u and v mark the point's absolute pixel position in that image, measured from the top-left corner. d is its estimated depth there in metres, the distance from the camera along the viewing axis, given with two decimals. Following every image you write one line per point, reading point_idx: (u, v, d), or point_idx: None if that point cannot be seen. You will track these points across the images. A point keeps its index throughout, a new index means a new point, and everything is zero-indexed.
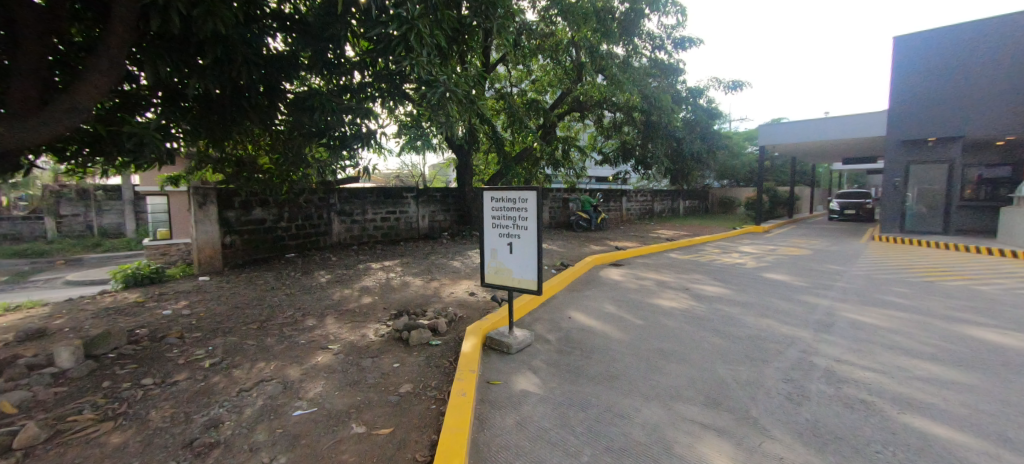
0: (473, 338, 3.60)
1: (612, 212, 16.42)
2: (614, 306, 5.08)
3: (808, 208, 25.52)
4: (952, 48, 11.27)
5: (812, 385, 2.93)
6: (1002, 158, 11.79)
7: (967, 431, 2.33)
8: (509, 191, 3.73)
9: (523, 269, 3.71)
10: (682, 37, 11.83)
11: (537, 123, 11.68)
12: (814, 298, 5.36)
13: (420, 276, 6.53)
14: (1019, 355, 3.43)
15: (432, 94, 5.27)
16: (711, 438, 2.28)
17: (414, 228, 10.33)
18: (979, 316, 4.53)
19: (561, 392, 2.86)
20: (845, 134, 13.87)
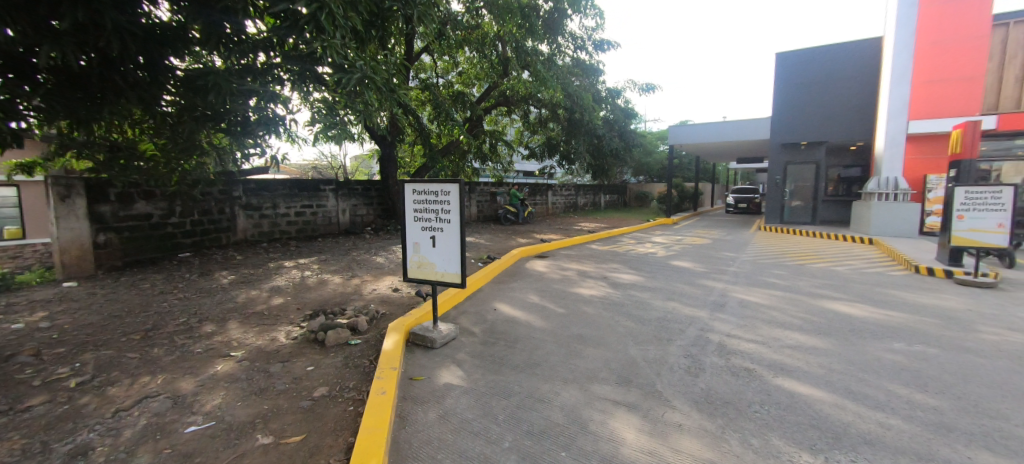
0: (395, 335, 3.50)
1: (538, 206, 16.89)
2: (537, 296, 5.26)
3: (709, 202, 28.51)
4: (819, 66, 13.27)
5: (707, 358, 3.29)
6: (855, 160, 14.12)
7: (823, 388, 2.78)
8: (431, 184, 3.66)
9: (446, 262, 3.68)
10: (602, 39, 12.43)
11: (464, 116, 11.56)
12: (712, 282, 6.00)
13: (340, 273, 6.16)
14: (860, 323, 4.17)
15: (347, 79, 5.01)
16: (621, 413, 2.47)
17: (333, 223, 9.70)
18: (836, 292, 5.42)
19: (484, 382, 2.89)
20: (738, 137, 15.65)
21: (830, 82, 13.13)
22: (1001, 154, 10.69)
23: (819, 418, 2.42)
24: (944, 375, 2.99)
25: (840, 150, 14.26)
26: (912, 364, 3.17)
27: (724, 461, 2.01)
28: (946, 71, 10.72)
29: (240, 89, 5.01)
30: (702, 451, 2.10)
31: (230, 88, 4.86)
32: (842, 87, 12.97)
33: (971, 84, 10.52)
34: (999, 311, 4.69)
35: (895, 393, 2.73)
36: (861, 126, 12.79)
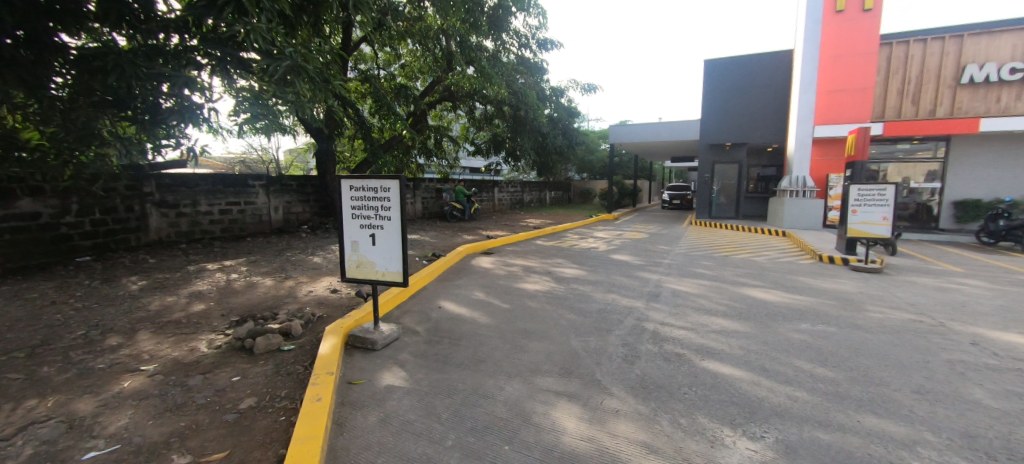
0: (333, 338, 3.34)
1: (485, 203, 16.87)
2: (482, 293, 5.26)
3: (647, 199, 30.16)
4: (741, 74, 14.45)
5: (643, 346, 3.47)
6: (771, 161, 15.59)
7: (742, 368, 3.05)
8: (369, 180, 3.52)
9: (387, 261, 3.56)
10: (546, 38, 12.63)
11: (407, 110, 11.24)
12: (648, 274, 6.35)
13: (271, 275, 5.76)
14: (774, 307, 4.62)
15: (276, 67, 4.68)
16: (562, 403, 2.54)
17: (264, 222, 9.01)
18: (755, 280, 5.97)
19: (428, 382, 2.84)
20: (672, 137, 16.64)
21: (750, 89, 14.38)
22: (886, 157, 12.47)
23: (738, 395, 2.65)
24: (840, 351, 3.39)
25: (760, 152, 15.68)
26: (815, 342, 3.58)
27: (656, 442, 2.14)
28: (844, 83, 12.11)
29: (149, 73, 4.46)
30: (637, 433, 2.22)
31: (135, 72, 4.35)
32: (760, 93, 14.26)
33: (863, 94, 11.97)
34: (883, 292, 5.42)
35: (802, 368, 3.06)
36: (775, 130, 14.11)
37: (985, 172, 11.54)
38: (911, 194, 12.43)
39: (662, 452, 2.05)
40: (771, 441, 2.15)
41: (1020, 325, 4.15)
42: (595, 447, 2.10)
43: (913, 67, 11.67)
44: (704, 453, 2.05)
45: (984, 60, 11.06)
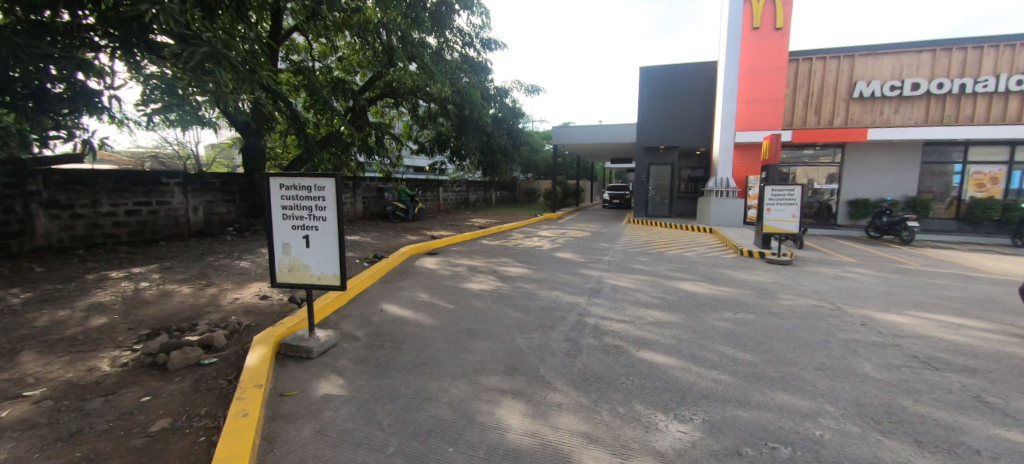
0: (261, 348, 3.10)
1: (430, 202, 16.53)
2: (427, 294, 5.15)
3: (589, 198, 31.30)
4: (672, 82, 15.46)
5: (585, 340, 3.59)
6: (700, 163, 16.80)
7: (674, 356, 3.26)
8: (302, 178, 3.30)
9: (322, 263, 3.38)
10: (490, 38, 12.63)
11: (345, 106, 10.72)
12: (589, 271, 6.59)
13: (189, 282, 5.23)
14: (703, 298, 4.98)
15: (192, 53, 4.36)
16: (507, 401, 2.56)
17: (181, 224, 8.15)
18: (687, 274, 6.39)
19: (368, 389, 2.73)
20: (611, 139, 17.40)
21: (680, 96, 15.40)
22: (795, 162, 13.95)
23: (670, 382, 2.82)
24: (758, 335, 3.74)
25: (690, 155, 16.85)
26: (736, 329, 3.92)
27: (596, 431, 2.22)
28: (758, 93, 13.39)
29: (32, 54, 3.89)
30: (579, 425, 2.29)
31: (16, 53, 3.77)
32: (689, 100, 15.34)
33: (773, 104, 13.32)
34: (792, 282, 6.06)
35: (725, 353, 3.33)
36: (702, 135, 15.27)
37: (872, 175, 13.26)
38: (815, 194, 14.00)
39: (601, 441, 2.14)
40: (699, 422, 2.32)
41: (898, 306, 4.83)
42: (539, 442, 2.13)
43: (816, 82, 13.11)
44: (640, 438, 2.16)
45: (871, 77, 12.70)
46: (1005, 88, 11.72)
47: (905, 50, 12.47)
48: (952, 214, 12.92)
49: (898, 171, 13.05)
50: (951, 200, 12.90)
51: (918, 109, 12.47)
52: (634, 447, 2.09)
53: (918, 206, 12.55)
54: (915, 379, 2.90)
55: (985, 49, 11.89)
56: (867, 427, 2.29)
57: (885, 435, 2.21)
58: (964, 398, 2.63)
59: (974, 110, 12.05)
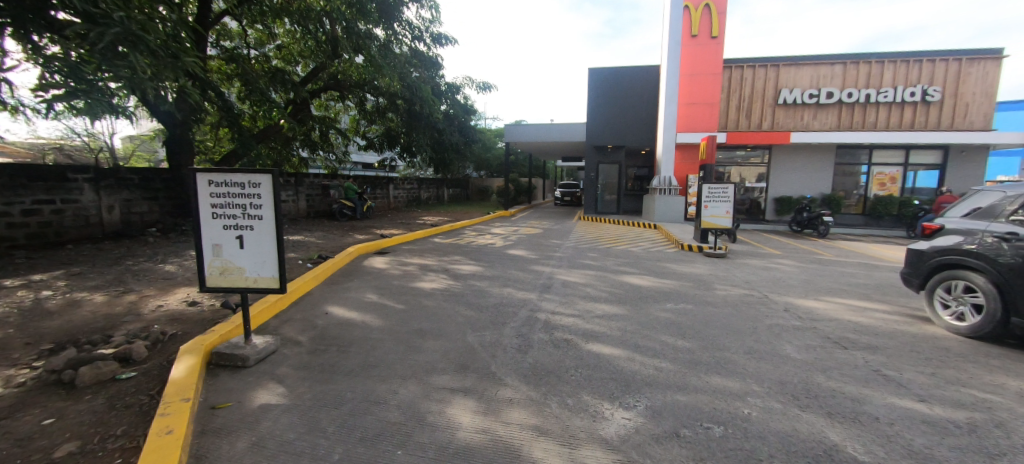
0: (189, 359, 2.86)
1: (379, 200, 15.99)
2: (375, 295, 5.00)
3: (542, 196, 31.79)
4: (619, 83, 16.04)
5: (536, 335, 3.66)
6: (645, 162, 17.60)
7: (621, 347, 3.40)
8: (233, 173, 3.07)
9: (258, 265, 3.18)
10: (440, 33, 12.41)
11: (286, 98, 10.09)
12: (541, 267, 6.69)
13: (103, 289, 4.70)
14: (647, 291, 5.23)
15: (100, 33, 3.95)
16: (458, 400, 2.54)
17: (92, 225, 7.28)
18: (634, 269, 6.68)
19: (311, 396, 2.61)
20: (562, 138, 17.76)
21: (626, 97, 16.03)
22: (729, 162, 15.01)
23: (617, 372, 2.94)
24: (696, 324, 3.99)
25: (636, 154, 17.59)
26: (677, 319, 4.16)
27: (545, 424, 2.27)
28: (696, 97, 14.25)
29: None
30: (529, 419, 2.33)
31: None
32: (634, 102, 16.00)
33: (709, 107, 14.23)
34: (727, 273, 6.52)
35: (666, 342, 3.52)
36: (646, 135, 16.01)
37: (794, 174, 14.54)
38: (747, 192, 15.13)
39: (549, 432, 2.19)
40: (642, 408, 2.44)
41: (815, 293, 5.35)
42: (489, 438, 2.15)
43: (747, 88, 14.19)
44: (588, 427, 2.24)
45: (793, 86, 13.94)
46: (901, 99, 13.28)
47: (822, 62, 13.76)
48: (860, 210, 14.49)
49: (815, 172, 14.41)
50: (859, 198, 14.45)
51: (832, 115, 13.84)
52: (582, 436, 2.15)
53: (832, 203, 13.94)
54: (828, 358, 3.23)
55: (885, 63, 13.41)
56: (788, 403, 2.51)
57: (803, 409, 2.44)
58: (867, 373, 2.97)
59: (877, 118, 13.60)
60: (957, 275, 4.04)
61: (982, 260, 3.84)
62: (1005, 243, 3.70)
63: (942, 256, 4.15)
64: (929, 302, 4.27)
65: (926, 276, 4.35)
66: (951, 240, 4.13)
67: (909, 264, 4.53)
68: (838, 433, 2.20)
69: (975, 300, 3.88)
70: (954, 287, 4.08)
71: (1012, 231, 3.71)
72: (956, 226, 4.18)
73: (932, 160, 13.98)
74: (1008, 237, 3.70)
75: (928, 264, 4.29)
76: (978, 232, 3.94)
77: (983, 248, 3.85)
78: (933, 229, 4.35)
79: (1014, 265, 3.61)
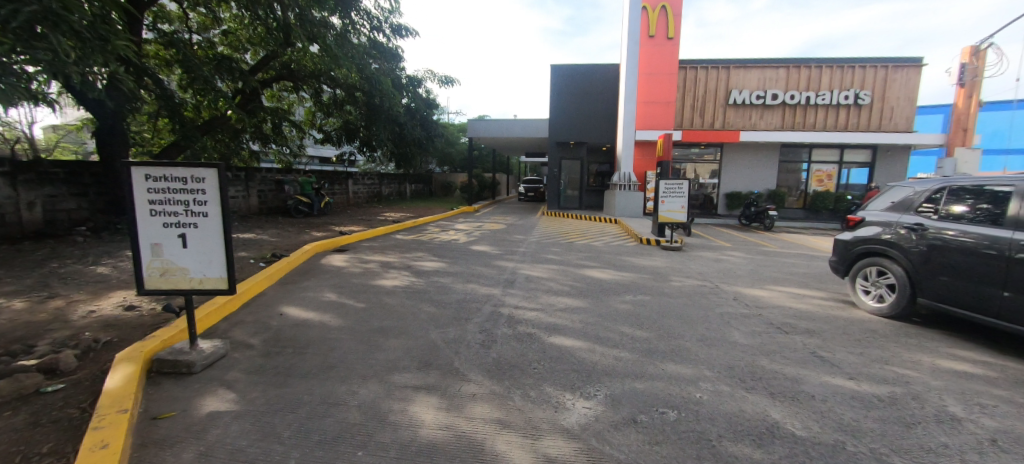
0: (126, 367, 2.66)
1: (338, 196, 15.43)
2: (334, 293, 4.84)
3: (506, 191, 31.86)
4: (580, 80, 16.30)
5: (499, 330, 3.68)
6: (606, 159, 18.03)
7: (582, 339, 3.48)
8: (174, 167, 2.87)
9: (203, 265, 2.99)
10: (400, 24, 12.08)
11: (233, 87, 9.48)
12: (505, 263, 6.73)
13: (23, 295, 4.25)
14: (607, 284, 5.38)
15: (14, 9, 3.55)
16: (421, 397, 2.52)
17: (7, 224, 6.56)
18: (595, 263, 6.85)
19: (265, 400, 2.50)
20: (525, 133, 17.85)
21: (588, 94, 16.33)
22: (684, 159, 15.67)
23: (577, 363, 3.01)
24: (653, 315, 4.15)
25: (597, 151, 17.98)
26: (635, 310, 4.32)
27: (509, 417, 2.30)
28: (654, 96, 14.72)
29: None
30: (492, 412, 2.35)
31: None
32: (595, 99, 16.33)
33: (665, 105, 14.76)
34: (682, 266, 6.83)
35: (625, 333, 3.65)
36: (607, 132, 16.38)
37: (743, 171, 15.38)
38: (700, 188, 15.86)
39: (513, 425, 2.22)
40: (601, 397, 2.52)
41: (761, 282, 5.72)
42: (452, 434, 2.14)
43: (700, 88, 14.85)
44: (550, 418, 2.29)
45: (742, 87, 14.71)
46: (837, 101, 14.34)
47: (767, 65, 14.59)
48: (801, 204, 15.55)
49: (762, 168, 15.31)
50: (800, 193, 15.50)
51: (777, 116, 14.74)
52: (545, 427, 2.20)
53: (777, 198, 14.86)
54: (771, 342, 3.47)
55: (824, 68, 14.42)
56: (736, 386, 2.67)
57: (749, 391, 2.61)
58: (804, 355, 3.21)
59: (816, 119, 14.62)
60: (878, 261, 4.43)
61: (900, 250, 4.21)
62: (913, 234, 4.10)
63: (868, 244, 4.52)
64: (851, 282, 4.71)
65: (851, 260, 4.76)
66: (871, 230, 4.53)
67: (838, 250, 4.92)
68: (779, 411, 2.37)
69: (891, 284, 4.31)
70: (875, 272, 4.49)
71: (919, 223, 4.12)
72: (875, 218, 4.60)
73: (863, 158, 15.16)
74: (915, 228, 4.11)
75: (855, 250, 4.67)
76: (892, 224, 4.34)
77: (897, 239, 4.24)
78: (856, 220, 4.77)
79: (919, 253, 4.02)
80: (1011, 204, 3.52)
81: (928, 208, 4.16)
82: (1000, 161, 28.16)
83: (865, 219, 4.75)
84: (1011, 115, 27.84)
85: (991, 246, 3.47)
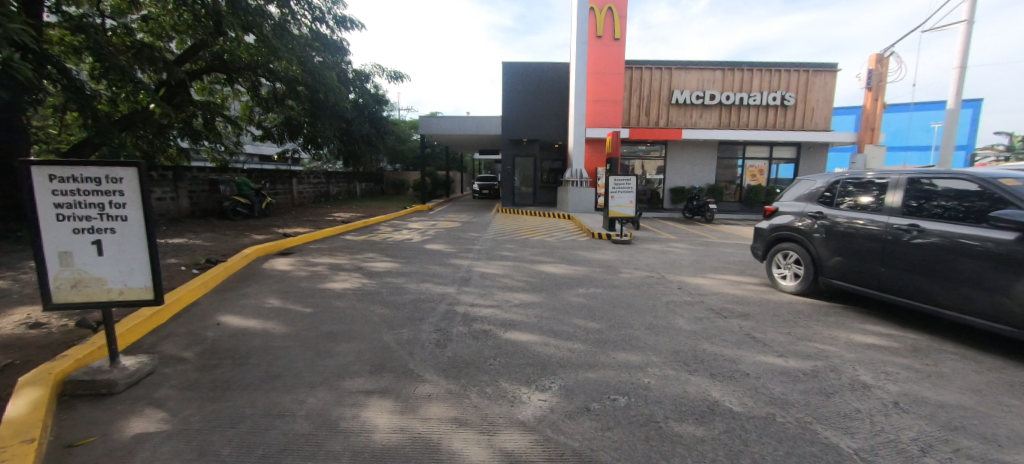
0: (33, 392, 2.36)
1: (281, 196, 14.58)
2: (278, 299, 4.58)
3: (461, 189, 31.62)
4: (532, 79, 16.51)
5: (454, 328, 3.66)
6: (558, 156, 18.37)
7: (538, 334, 3.53)
8: (86, 167, 2.58)
9: (124, 274, 2.72)
10: (345, 16, 11.54)
11: (156, 77, 8.65)
12: (460, 261, 6.68)
13: None
14: (561, 278, 5.50)
15: None
16: (374, 402, 2.45)
17: None
18: (550, 258, 6.97)
19: (200, 417, 2.32)
20: (478, 131, 17.77)
21: (539, 92, 16.55)
22: (632, 155, 16.32)
23: (531, 357, 3.06)
24: (605, 306, 4.29)
25: (550, 148, 18.27)
26: (588, 302, 4.45)
27: (465, 415, 2.29)
28: (602, 95, 15.19)
29: None
30: (448, 411, 2.33)
31: None
32: (546, 97, 16.57)
33: (613, 104, 15.27)
34: (631, 258, 7.12)
35: (578, 325, 3.75)
36: (558, 129, 16.69)
37: (686, 167, 16.27)
38: (648, 183, 16.56)
39: (469, 423, 2.21)
40: (556, 389, 2.57)
41: (702, 271, 6.09)
42: (407, 436, 2.11)
43: (645, 88, 15.52)
44: (506, 413, 2.31)
45: (683, 88, 15.54)
46: (767, 102, 15.51)
47: (706, 67, 15.48)
48: (737, 198, 16.69)
49: (702, 165, 16.27)
50: (736, 187, 16.63)
51: (715, 115, 15.71)
52: (501, 422, 2.22)
53: (716, 192, 15.82)
54: (711, 327, 3.71)
55: (755, 71, 15.54)
56: (680, 369, 2.84)
57: (692, 373, 2.78)
58: (741, 337, 3.46)
59: (749, 118, 15.74)
60: (794, 247, 4.91)
61: (802, 233, 4.77)
62: (815, 222, 4.65)
63: (784, 230, 5.02)
64: (768, 261, 5.26)
65: (774, 241, 5.23)
66: (784, 219, 5.06)
67: (761, 232, 5.39)
68: (719, 390, 2.55)
69: (801, 268, 4.84)
70: (785, 255, 5.05)
71: (820, 212, 4.66)
72: (787, 207, 5.12)
73: (789, 155, 16.50)
74: (817, 216, 4.65)
75: (774, 235, 5.15)
76: (801, 213, 4.87)
77: (803, 226, 4.78)
78: (772, 210, 5.27)
79: (821, 238, 4.55)
80: (891, 194, 4.08)
81: (829, 199, 4.71)
82: (902, 157, 31.83)
83: (780, 209, 5.28)
84: (910, 116, 31.47)
85: (882, 231, 3.95)
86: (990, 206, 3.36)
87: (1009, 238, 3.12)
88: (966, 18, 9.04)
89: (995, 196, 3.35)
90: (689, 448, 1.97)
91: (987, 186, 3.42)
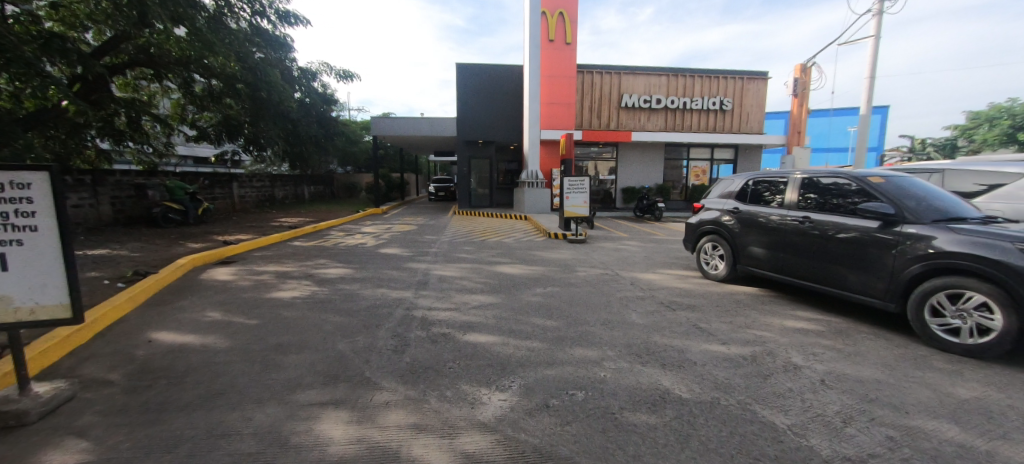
0: None
1: (220, 201, 13.62)
2: (219, 311, 4.28)
3: (416, 191, 31.02)
4: (486, 80, 16.54)
5: (412, 333, 3.59)
6: (514, 157, 18.52)
7: (497, 334, 3.54)
8: None
9: (34, 290, 2.44)
10: (287, 11, 10.97)
11: (69, 70, 7.80)
12: (416, 264, 6.56)
13: None
14: (519, 279, 5.55)
15: None
16: (328, 413, 2.36)
17: None
18: (508, 259, 7.01)
19: (130, 444, 2.12)
20: (433, 132, 17.53)
21: (494, 94, 16.61)
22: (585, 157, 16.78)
23: (490, 358, 3.06)
24: (563, 305, 4.38)
25: (505, 150, 18.38)
26: (547, 301, 4.52)
27: (425, 420, 2.26)
28: (555, 97, 15.52)
29: None
30: (407, 418, 2.30)
31: None
32: (501, 99, 16.66)
33: (566, 107, 15.65)
34: (587, 256, 7.31)
35: (537, 324, 3.80)
36: (513, 131, 16.85)
37: (635, 168, 16.96)
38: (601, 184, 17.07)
39: (429, 428, 2.19)
40: (516, 388, 2.60)
41: (652, 267, 6.38)
42: (365, 446, 2.05)
43: (596, 92, 16.04)
44: (467, 415, 2.31)
45: (631, 92, 16.23)
46: (707, 107, 16.51)
47: (651, 73, 16.23)
48: (683, 197, 17.62)
49: (650, 165, 17.02)
50: (682, 187, 17.54)
51: (661, 118, 16.52)
52: (462, 424, 2.21)
53: (663, 191, 16.59)
54: (662, 320, 3.90)
55: (696, 77, 16.48)
56: (634, 361, 2.97)
57: (645, 365, 2.91)
58: (688, 328, 3.67)
59: (691, 122, 16.69)
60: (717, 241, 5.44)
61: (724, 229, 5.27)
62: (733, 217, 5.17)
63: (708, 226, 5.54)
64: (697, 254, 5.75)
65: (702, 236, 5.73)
66: (710, 215, 5.56)
67: (691, 228, 5.89)
68: (669, 379, 2.69)
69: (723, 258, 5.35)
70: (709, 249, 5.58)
71: (737, 207, 5.19)
72: (712, 204, 5.64)
73: (728, 156, 17.63)
74: (735, 211, 5.17)
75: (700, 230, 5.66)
76: (723, 209, 5.38)
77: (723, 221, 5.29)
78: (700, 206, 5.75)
79: (739, 232, 5.05)
80: (792, 191, 4.67)
81: (744, 196, 5.25)
82: (824, 157, 35.00)
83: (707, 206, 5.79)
84: (830, 120, 34.69)
85: (785, 224, 4.49)
86: (862, 200, 4.00)
87: (873, 226, 3.75)
88: (874, 33, 10.12)
89: (867, 191, 4.00)
90: (642, 436, 2.07)
91: (862, 183, 4.07)
